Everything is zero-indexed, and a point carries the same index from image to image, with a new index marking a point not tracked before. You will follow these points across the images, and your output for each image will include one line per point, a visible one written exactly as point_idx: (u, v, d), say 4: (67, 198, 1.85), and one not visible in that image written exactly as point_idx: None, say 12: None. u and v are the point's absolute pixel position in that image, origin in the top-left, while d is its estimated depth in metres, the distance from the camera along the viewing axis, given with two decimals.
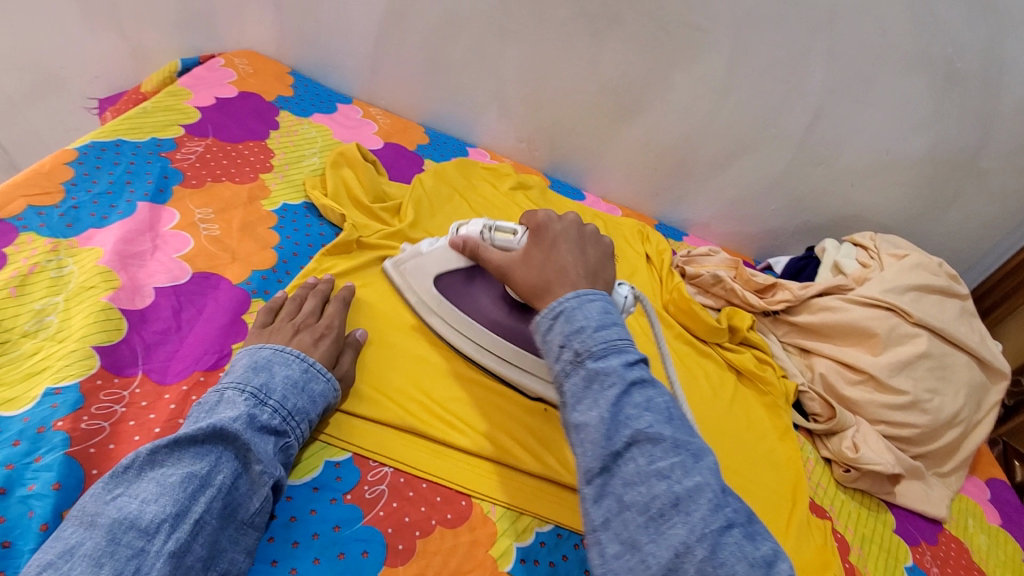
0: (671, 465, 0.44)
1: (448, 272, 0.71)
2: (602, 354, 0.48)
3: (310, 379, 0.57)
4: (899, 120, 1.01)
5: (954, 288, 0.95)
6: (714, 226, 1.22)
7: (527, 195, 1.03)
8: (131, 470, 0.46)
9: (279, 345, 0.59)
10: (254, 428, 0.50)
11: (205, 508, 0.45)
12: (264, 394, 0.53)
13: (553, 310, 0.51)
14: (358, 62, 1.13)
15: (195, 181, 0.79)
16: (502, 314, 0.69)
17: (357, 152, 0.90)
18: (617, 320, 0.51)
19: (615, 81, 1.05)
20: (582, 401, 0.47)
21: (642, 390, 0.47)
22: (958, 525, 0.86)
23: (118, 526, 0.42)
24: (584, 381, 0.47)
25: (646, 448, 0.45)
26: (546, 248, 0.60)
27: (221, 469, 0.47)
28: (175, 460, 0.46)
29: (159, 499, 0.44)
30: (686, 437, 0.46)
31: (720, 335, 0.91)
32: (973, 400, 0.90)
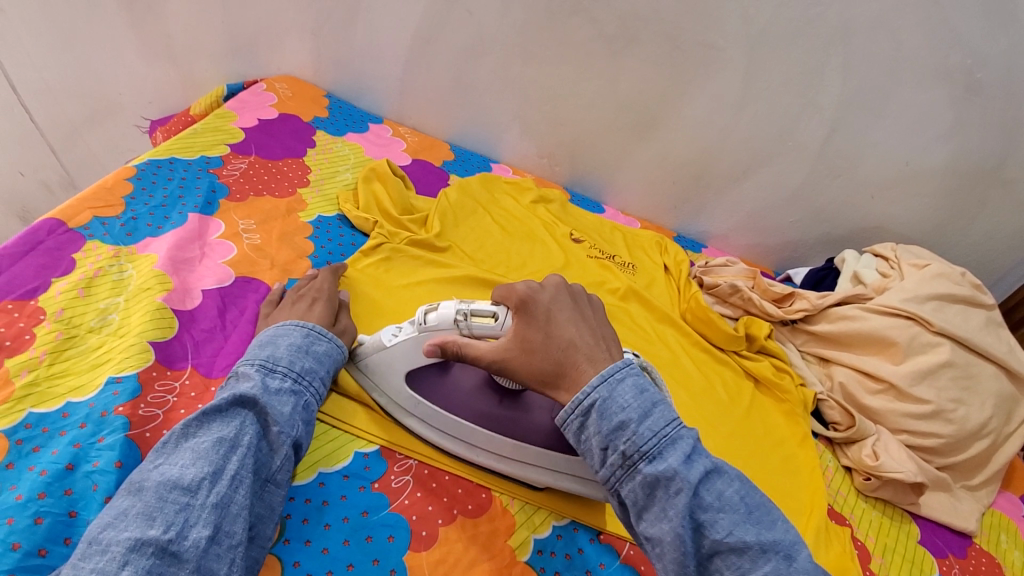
0: (760, 573, 0.43)
1: (421, 367, 0.63)
2: (655, 453, 0.46)
3: (313, 342, 0.61)
4: (919, 131, 1.02)
5: (979, 297, 0.94)
6: (733, 238, 1.23)
7: (548, 209, 1.07)
8: (169, 444, 0.49)
9: (280, 322, 0.63)
10: (271, 393, 0.54)
11: (240, 464, 0.48)
12: (272, 362, 0.57)
13: (583, 406, 0.49)
14: (389, 85, 1.20)
15: (239, 195, 0.86)
16: (494, 406, 0.63)
17: (387, 167, 0.96)
18: (656, 400, 0.48)
19: (633, 98, 1.09)
20: (649, 510, 0.46)
21: (709, 486, 0.45)
22: (989, 540, 0.84)
23: (162, 488, 0.45)
24: (644, 489, 0.46)
25: (729, 555, 0.44)
26: (542, 325, 0.54)
27: (247, 430, 0.50)
28: (205, 429, 0.50)
29: (196, 462, 0.47)
30: (764, 529, 0.45)
31: (737, 343, 0.93)
32: (1001, 411, 0.89)
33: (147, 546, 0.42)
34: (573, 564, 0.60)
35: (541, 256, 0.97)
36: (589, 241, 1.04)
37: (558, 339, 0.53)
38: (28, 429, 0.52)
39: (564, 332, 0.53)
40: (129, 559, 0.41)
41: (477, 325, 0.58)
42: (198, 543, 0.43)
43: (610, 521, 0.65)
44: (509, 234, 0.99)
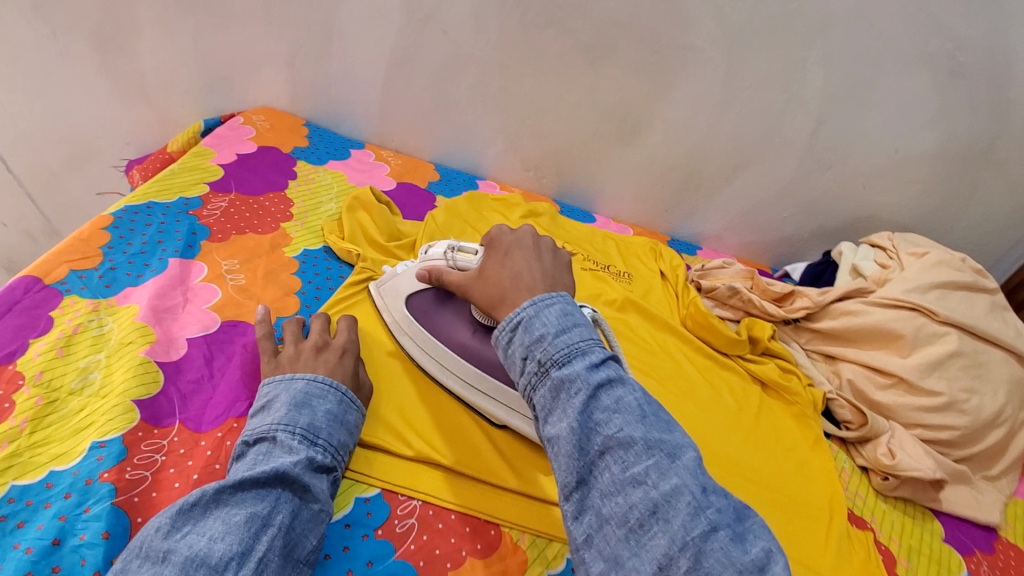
0: (645, 469, 0.39)
1: (417, 293, 0.74)
2: (564, 359, 0.43)
3: (346, 411, 0.60)
4: (906, 118, 1.01)
5: (982, 283, 0.92)
6: (726, 238, 1.22)
7: (538, 223, 1.06)
8: (197, 507, 0.47)
9: (312, 375, 0.62)
10: (311, 468, 0.53)
11: (269, 546, 0.47)
12: (313, 433, 0.55)
13: (512, 321, 0.47)
14: (368, 109, 1.18)
15: (221, 235, 0.84)
16: (469, 336, 0.70)
17: (370, 194, 0.94)
18: (579, 320, 0.46)
19: (615, 106, 1.07)
20: (553, 413, 0.42)
21: (610, 391, 0.42)
22: (1015, 532, 0.82)
23: (188, 562, 0.43)
24: (551, 392, 0.43)
25: (619, 454, 0.40)
26: (499, 259, 0.56)
27: (282, 508, 0.49)
28: (240, 501, 0.48)
29: (227, 537, 0.45)
30: (662, 435, 0.41)
31: (740, 347, 0.91)
32: (1017, 398, 0.86)
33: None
34: None
35: None
36: (582, 253, 1.03)
37: (510, 268, 0.54)
38: (11, 503, 0.50)
39: (515, 266, 0.54)
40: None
41: (461, 259, 0.67)
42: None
43: None
44: None
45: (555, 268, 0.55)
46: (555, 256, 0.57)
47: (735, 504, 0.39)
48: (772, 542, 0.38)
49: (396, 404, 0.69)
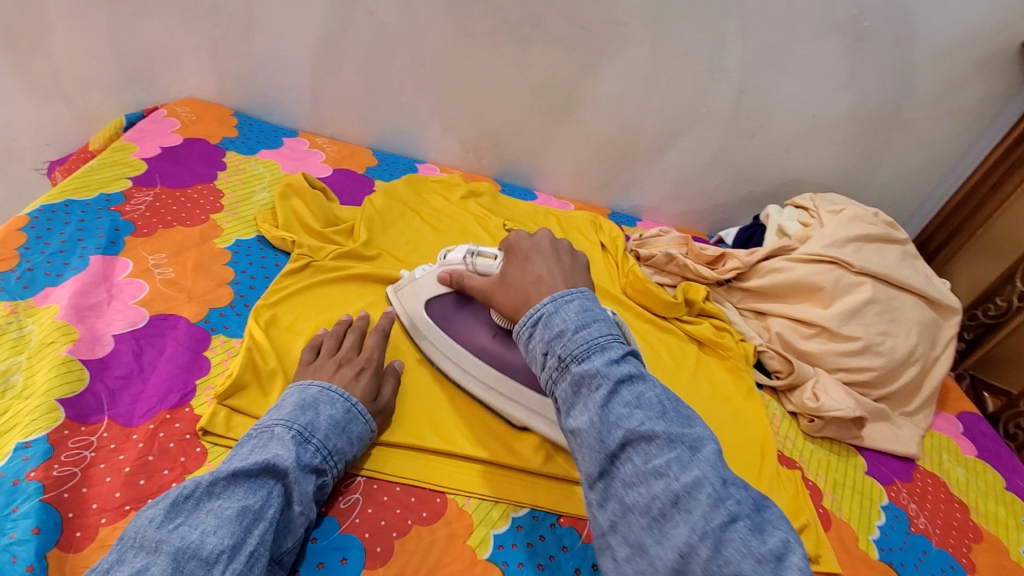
0: (667, 462, 0.42)
1: (438, 297, 0.74)
2: (584, 355, 0.47)
3: (351, 420, 0.60)
4: (820, 83, 1.06)
5: (893, 234, 0.98)
6: (664, 209, 1.26)
7: (479, 203, 1.06)
8: (190, 499, 0.48)
9: (325, 384, 0.62)
10: (301, 468, 0.53)
11: (259, 540, 0.48)
12: (308, 432, 0.56)
13: (533, 318, 0.51)
14: (300, 96, 1.16)
15: (147, 229, 0.81)
16: (489, 339, 0.71)
17: (303, 180, 0.92)
18: (597, 317, 0.50)
19: (546, 82, 1.09)
20: (575, 406, 0.47)
21: (631, 386, 0.46)
22: (932, 461, 0.88)
23: (181, 553, 0.44)
24: (572, 386, 0.47)
25: (641, 446, 0.43)
26: (521, 264, 0.60)
27: (272, 503, 0.50)
28: (231, 493, 0.49)
29: (218, 531, 0.46)
30: (682, 429, 0.44)
31: (677, 310, 0.95)
32: (927, 338, 0.93)
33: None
34: (537, 552, 0.60)
35: None
36: (522, 230, 1.04)
37: (530, 274, 0.58)
38: None
39: (536, 270, 0.57)
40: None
41: (481, 263, 0.70)
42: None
43: (569, 504, 0.64)
44: (441, 233, 0.98)
45: (574, 270, 0.58)
46: (574, 258, 0.60)
47: (751, 493, 0.43)
48: (788, 531, 0.41)
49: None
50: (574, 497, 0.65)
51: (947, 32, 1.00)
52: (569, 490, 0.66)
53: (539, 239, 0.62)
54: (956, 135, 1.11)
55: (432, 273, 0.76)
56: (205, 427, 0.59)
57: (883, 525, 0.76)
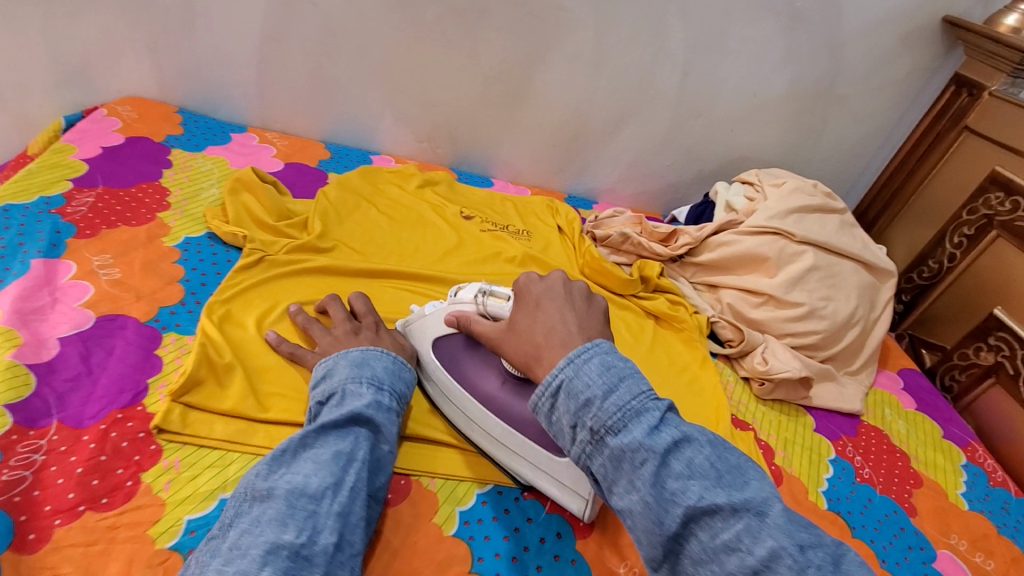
0: (736, 535, 0.41)
1: (447, 337, 0.71)
2: (621, 427, 0.45)
3: (403, 369, 0.65)
4: (759, 62, 1.10)
5: (832, 204, 1.03)
6: (620, 190, 1.29)
7: (435, 191, 1.07)
8: (287, 453, 0.52)
9: (363, 346, 0.65)
10: (380, 411, 0.58)
11: (355, 479, 0.52)
12: (378, 382, 0.60)
13: (552, 389, 0.49)
14: (247, 91, 1.13)
15: (90, 231, 0.79)
16: (497, 387, 0.66)
17: (253, 174, 0.91)
18: (623, 376, 0.48)
19: (496, 69, 1.09)
20: (619, 484, 0.45)
21: (677, 455, 0.45)
22: (875, 415, 0.93)
23: (292, 495, 0.48)
24: (614, 462, 0.45)
25: (704, 521, 0.42)
26: (532, 311, 0.57)
27: (361, 445, 0.54)
28: (323, 442, 0.53)
29: (319, 472, 0.51)
30: (741, 493, 0.43)
31: (633, 287, 0.98)
32: (866, 300, 0.98)
33: (282, 549, 0.45)
34: (502, 524, 0.61)
35: (432, 240, 0.97)
36: (479, 216, 1.05)
37: (542, 323, 0.56)
38: None
39: (548, 320, 0.55)
40: (267, 559, 0.44)
41: (492, 305, 0.66)
42: (326, 548, 0.47)
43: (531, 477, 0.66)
44: (397, 223, 0.98)
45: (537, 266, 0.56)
46: (587, 302, 0.58)
47: (827, 548, 0.42)
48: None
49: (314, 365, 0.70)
50: None
51: (874, 10, 1.06)
52: None
53: (551, 282, 0.60)
54: (888, 108, 1.17)
55: (440, 312, 0.72)
56: (160, 425, 0.58)
57: (830, 478, 0.80)
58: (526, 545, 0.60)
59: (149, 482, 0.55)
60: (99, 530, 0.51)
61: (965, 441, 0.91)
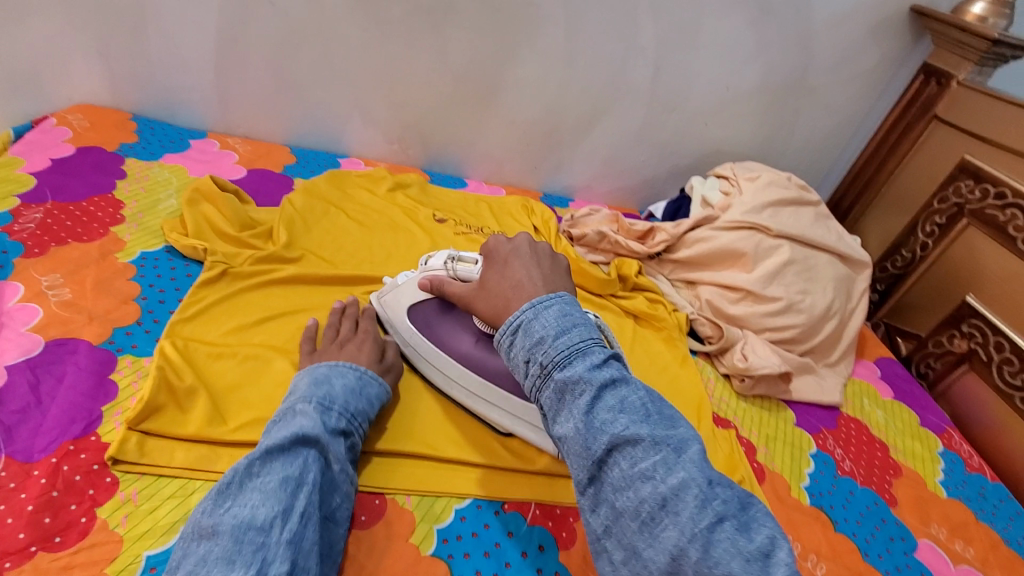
0: (653, 464, 0.41)
1: (421, 303, 0.73)
2: (566, 361, 0.45)
3: (364, 384, 0.64)
4: (731, 56, 1.09)
5: (806, 197, 1.03)
6: (595, 187, 1.27)
7: (406, 194, 1.04)
8: (233, 485, 0.50)
9: (330, 361, 0.65)
10: (329, 431, 0.56)
11: (307, 502, 0.50)
12: (328, 402, 0.59)
13: (512, 326, 0.49)
14: (206, 95, 1.09)
15: (38, 249, 0.75)
16: (473, 345, 0.70)
17: (212, 183, 0.87)
18: (578, 320, 0.48)
19: (465, 67, 1.07)
20: (559, 412, 0.45)
21: (614, 391, 0.44)
22: (854, 406, 0.94)
23: (237, 529, 0.46)
24: (555, 393, 0.45)
25: (627, 451, 0.42)
26: (500, 270, 0.57)
27: (311, 468, 0.52)
28: (269, 468, 0.51)
29: (266, 502, 0.48)
30: (667, 431, 0.43)
31: (612, 286, 0.96)
32: (842, 292, 0.98)
33: None
34: (483, 541, 0.59)
35: (405, 245, 0.94)
36: (453, 219, 1.03)
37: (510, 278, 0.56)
38: None
39: (516, 275, 0.55)
40: None
41: (461, 269, 0.69)
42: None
43: (511, 490, 0.65)
44: (367, 228, 0.95)
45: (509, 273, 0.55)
46: (554, 261, 0.58)
47: (739, 493, 0.41)
48: (776, 526, 0.40)
49: (283, 383, 0.67)
50: (516, 482, 0.66)
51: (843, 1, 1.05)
52: (511, 476, 0.66)
53: (518, 243, 0.59)
54: (858, 98, 1.18)
55: (414, 280, 0.74)
56: (114, 456, 0.55)
57: (812, 472, 0.80)
58: (507, 561, 0.58)
59: (104, 519, 0.52)
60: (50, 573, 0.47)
61: (942, 429, 0.92)
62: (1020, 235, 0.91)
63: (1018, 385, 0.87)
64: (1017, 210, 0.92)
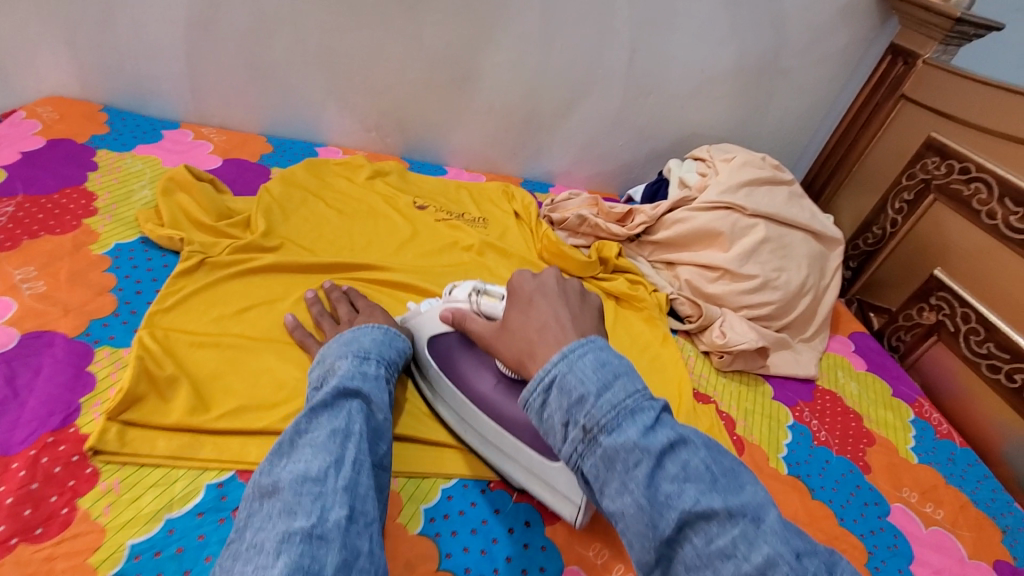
0: (732, 541, 0.40)
1: (442, 334, 0.69)
2: (615, 426, 0.45)
3: (389, 341, 0.66)
4: (705, 38, 1.11)
5: (780, 176, 1.05)
6: (575, 172, 1.28)
7: (386, 181, 1.03)
8: (285, 445, 0.50)
9: (354, 327, 0.67)
10: (368, 385, 0.57)
11: (357, 450, 0.50)
12: (362, 357, 0.60)
13: (543, 383, 0.48)
14: (178, 85, 1.07)
15: (9, 242, 0.73)
16: (491, 388, 0.65)
17: (187, 173, 0.86)
18: (618, 375, 0.47)
19: (441, 52, 1.06)
20: (611, 486, 0.45)
21: (674, 457, 0.44)
22: (829, 379, 0.96)
23: (295, 482, 0.47)
24: (605, 463, 0.45)
25: (700, 526, 0.42)
26: (523, 308, 0.56)
27: (355, 419, 0.53)
28: (316, 424, 0.52)
29: (318, 455, 0.49)
30: (737, 498, 0.43)
31: (593, 269, 0.98)
32: (816, 268, 1.01)
33: (295, 536, 0.43)
34: (470, 518, 0.60)
35: (385, 232, 0.94)
36: (433, 206, 1.03)
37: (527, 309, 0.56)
38: None
39: (540, 316, 0.55)
40: (282, 549, 0.42)
41: (486, 304, 0.64)
42: (339, 523, 0.45)
43: (496, 468, 0.66)
44: (347, 216, 0.94)
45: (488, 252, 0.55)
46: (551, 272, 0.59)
47: (820, 557, 0.42)
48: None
49: (266, 371, 0.67)
50: None
51: None
52: None
53: (544, 279, 0.59)
54: (829, 79, 1.20)
55: (436, 309, 0.70)
56: (95, 446, 0.55)
57: (789, 443, 0.82)
58: (494, 537, 0.59)
59: (87, 508, 0.52)
60: (33, 563, 0.47)
61: (912, 398, 0.96)
62: (983, 208, 0.94)
63: (984, 352, 0.91)
64: (980, 183, 0.95)
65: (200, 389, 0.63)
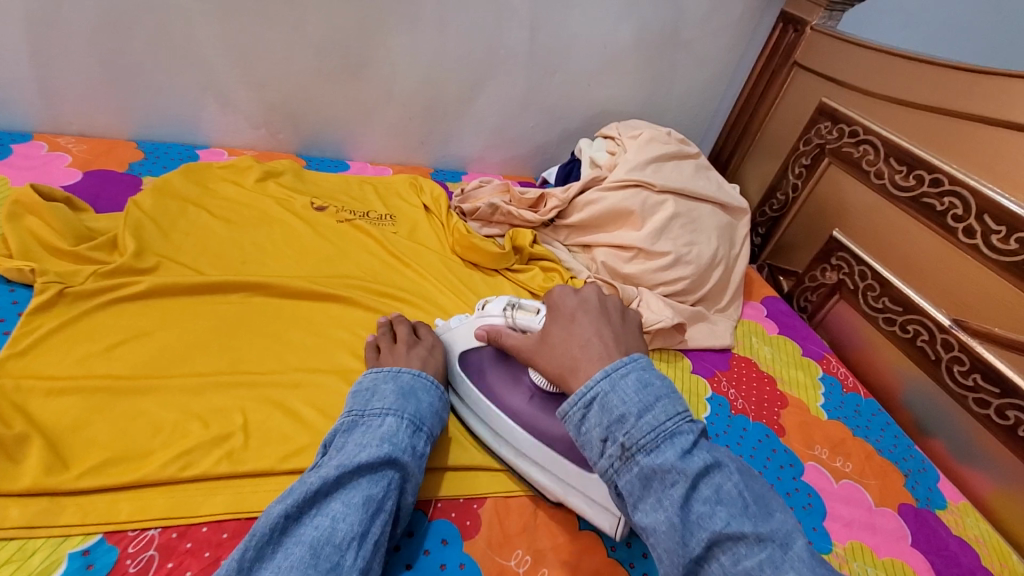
0: (759, 564, 0.39)
1: (474, 349, 0.72)
2: (652, 445, 0.44)
3: (442, 407, 0.63)
4: (604, 13, 1.08)
5: (685, 149, 1.06)
6: (488, 158, 1.24)
7: (279, 182, 0.96)
8: (320, 495, 0.49)
9: (413, 370, 0.64)
10: (414, 456, 0.55)
11: (381, 530, 0.49)
12: (418, 421, 0.58)
13: (585, 398, 0.47)
14: (23, 90, 0.93)
15: None
16: (525, 402, 0.66)
17: (34, 192, 0.75)
18: (658, 394, 0.46)
19: (327, 39, 0.98)
20: (644, 501, 0.43)
21: (709, 479, 0.43)
22: (744, 346, 0.99)
23: (317, 543, 0.46)
24: (640, 480, 0.43)
25: (728, 546, 0.40)
26: (567, 325, 0.56)
27: (391, 494, 0.51)
28: (356, 483, 0.50)
29: (348, 518, 0.47)
30: (767, 523, 0.41)
31: (507, 260, 0.94)
32: (726, 240, 1.03)
33: None
34: None
35: (281, 239, 0.87)
36: (334, 205, 0.96)
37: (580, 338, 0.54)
38: None
39: (583, 333, 0.54)
40: None
41: (521, 319, 0.65)
42: None
43: None
44: (235, 225, 0.87)
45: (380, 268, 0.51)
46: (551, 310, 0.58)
47: None
48: None
49: (142, 414, 0.60)
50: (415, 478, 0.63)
51: None
52: None
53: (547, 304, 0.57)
54: (729, 50, 1.22)
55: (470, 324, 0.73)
56: None
57: (708, 416, 0.84)
58: (408, 562, 0.56)
59: None
60: None
61: (820, 355, 1.00)
62: (872, 168, 0.99)
63: (880, 307, 0.96)
64: (868, 145, 0.99)
65: (57, 445, 0.55)
